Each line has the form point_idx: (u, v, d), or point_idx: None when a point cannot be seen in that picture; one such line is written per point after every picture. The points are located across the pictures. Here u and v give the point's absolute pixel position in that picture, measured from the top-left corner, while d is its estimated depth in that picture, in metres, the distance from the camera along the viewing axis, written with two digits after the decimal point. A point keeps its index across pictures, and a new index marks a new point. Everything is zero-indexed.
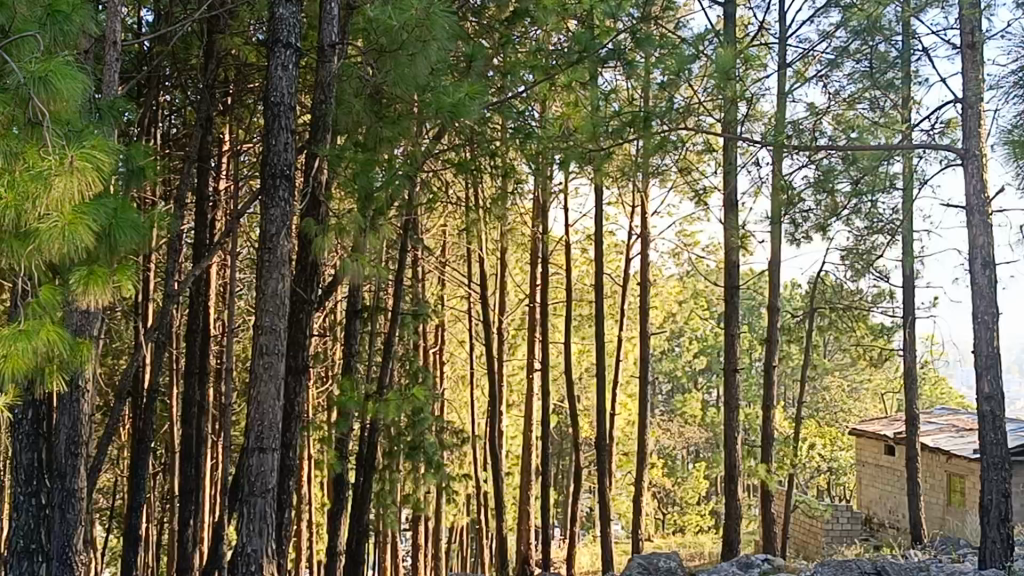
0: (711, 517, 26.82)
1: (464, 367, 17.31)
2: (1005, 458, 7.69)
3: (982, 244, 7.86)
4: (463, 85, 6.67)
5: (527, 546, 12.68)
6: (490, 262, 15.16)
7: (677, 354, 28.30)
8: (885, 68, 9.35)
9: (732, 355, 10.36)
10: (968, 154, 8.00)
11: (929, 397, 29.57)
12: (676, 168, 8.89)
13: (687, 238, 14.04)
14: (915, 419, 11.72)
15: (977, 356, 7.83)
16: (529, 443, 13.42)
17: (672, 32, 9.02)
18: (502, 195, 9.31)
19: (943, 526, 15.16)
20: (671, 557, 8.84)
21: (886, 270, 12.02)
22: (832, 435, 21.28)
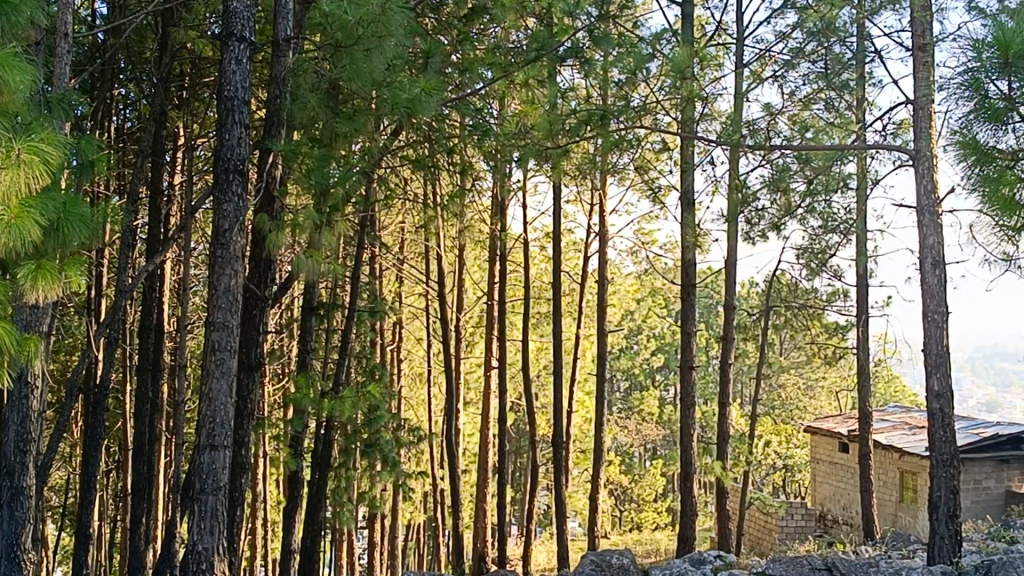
0: (668, 514, 27.01)
1: (421, 365, 17.30)
2: (954, 455, 7.11)
3: (930, 244, 7.28)
4: (418, 80, 6.19)
5: (482, 544, 12.72)
6: (446, 259, 15.47)
7: (635, 353, 28.49)
8: (840, 71, 9.26)
9: (690, 351, 9.88)
10: (918, 155, 7.42)
11: (882, 395, 30.06)
12: (639, 171, 8.86)
13: (644, 237, 14.30)
14: (866, 417, 11.80)
15: (926, 354, 7.25)
16: (485, 441, 13.40)
17: (632, 27, 8.55)
18: (472, 196, 9.11)
19: (895, 523, 15.43)
20: (625, 553, 7.15)
21: (840, 270, 12.22)
22: (787, 432, 21.65)
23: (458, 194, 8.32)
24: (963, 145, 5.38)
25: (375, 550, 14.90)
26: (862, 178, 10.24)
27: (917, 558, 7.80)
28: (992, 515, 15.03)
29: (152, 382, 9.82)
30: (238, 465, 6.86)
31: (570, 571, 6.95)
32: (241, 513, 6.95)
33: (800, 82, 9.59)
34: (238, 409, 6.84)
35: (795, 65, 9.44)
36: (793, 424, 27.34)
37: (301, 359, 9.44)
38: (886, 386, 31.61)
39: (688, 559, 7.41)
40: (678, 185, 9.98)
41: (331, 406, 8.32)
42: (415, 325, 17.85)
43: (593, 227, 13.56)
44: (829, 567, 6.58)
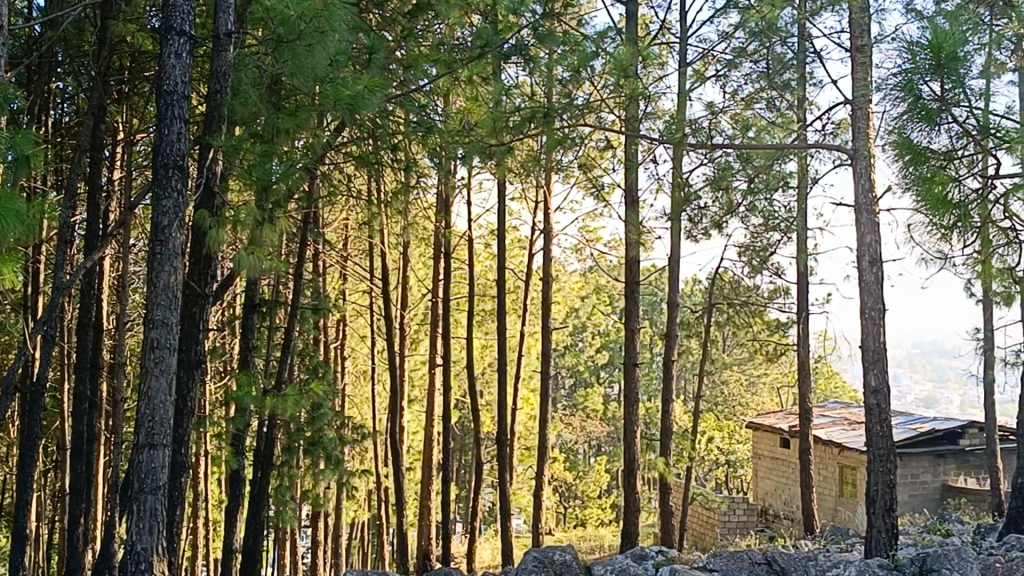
0: (612, 511, 27.11)
1: (365, 362, 17.22)
2: (890, 450, 7.23)
3: (867, 242, 7.40)
4: (361, 77, 6.15)
5: (426, 542, 12.67)
6: (391, 256, 15.39)
7: (580, 350, 28.61)
8: (781, 70, 9.43)
9: (634, 348, 9.91)
10: (857, 155, 7.51)
11: (822, 391, 30.49)
12: (583, 168, 8.89)
13: (589, 235, 14.36)
14: (806, 413, 11.94)
15: (864, 349, 7.35)
16: (429, 438, 13.36)
17: (575, 25, 8.57)
18: (416, 193, 9.07)
19: (835, 517, 15.63)
20: (567, 550, 7.14)
21: (781, 267, 12.36)
22: (729, 428, 21.85)
23: (402, 191, 8.29)
24: (898, 145, 5.13)
25: (318, 548, 14.80)
26: (803, 177, 10.37)
27: (855, 551, 7.90)
28: (929, 508, 15.28)
29: (90, 380, 9.65)
30: (177, 464, 6.76)
31: (512, 568, 6.93)
32: (180, 513, 6.84)
33: (743, 82, 9.69)
34: (178, 408, 6.74)
35: (737, 64, 9.52)
36: (736, 420, 27.59)
37: (243, 357, 9.34)
38: (826, 381, 32.05)
39: (630, 554, 7.43)
40: (622, 183, 10.03)
41: (272, 404, 8.22)
42: (360, 322, 17.77)
43: (537, 225, 13.58)
44: (769, 561, 6.63)
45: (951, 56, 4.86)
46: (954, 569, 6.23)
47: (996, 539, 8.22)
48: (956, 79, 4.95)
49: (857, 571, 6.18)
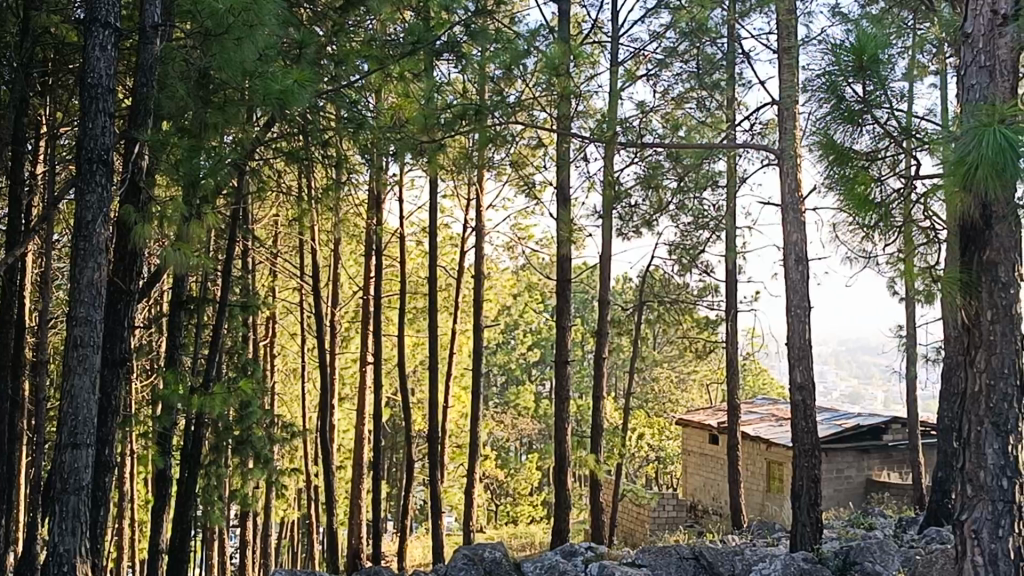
0: (543, 508, 27.16)
1: (294, 360, 17.07)
2: (815, 446, 7.36)
3: (794, 241, 7.51)
4: (291, 71, 6.07)
5: (357, 541, 12.59)
6: (322, 253, 15.29)
7: (512, 348, 28.63)
8: (712, 71, 9.63)
9: (565, 346, 9.95)
10: (784, 154, 7.60)
11: (750, 388, 30.85)
12: (515, 166, 8.91)
13: (521, 233, 14.39)
14: (735, 409, 12.10)
15: (790, 346, 7.47)
16: (360, 436, 13.29)
17: (507, 24, 8.59)
18: (347, 189, 9.00)
19: (762, 512, 15.86)
20: (497, 547, 7.13)
21: (710, 265, 12.49)
22: (659, 425, 22.04)
23: (333, 188, 8.23)
24: (822, 146, 5.18)
25: (247, 549, 14.62)
26: (731, 176, 10.50)
27: (781, 545, 8.01)
28: (853, 502, 15.56)
29: (11, 378, 9.42)
30: (101, 464, 6.63)
31: (442, 566, 6.89)
32: (104, 513, 6.70)
33: (673, 82, 9.78)
34: (102, 406, 6.61)
35: (667, 64, 9.60)
36: (666, 416, 27.81)
37: (171, 355, 9.18)
38: (754, 378, 32.48)
39: (560, 550, 7.45)
40: (553, 181, 10.07)
41: (201, 403, 8.10)
42: (290, 320, 17.60)
43: (469, 222, 13.56)
44: (697, 556, 6.71)
45: (872, 58, 4.96)
46: (876, 561, 6.36)
47: (917, 532, 8.39)
48: (878, 81, 5.02)
49: (783, 564, 6.27)
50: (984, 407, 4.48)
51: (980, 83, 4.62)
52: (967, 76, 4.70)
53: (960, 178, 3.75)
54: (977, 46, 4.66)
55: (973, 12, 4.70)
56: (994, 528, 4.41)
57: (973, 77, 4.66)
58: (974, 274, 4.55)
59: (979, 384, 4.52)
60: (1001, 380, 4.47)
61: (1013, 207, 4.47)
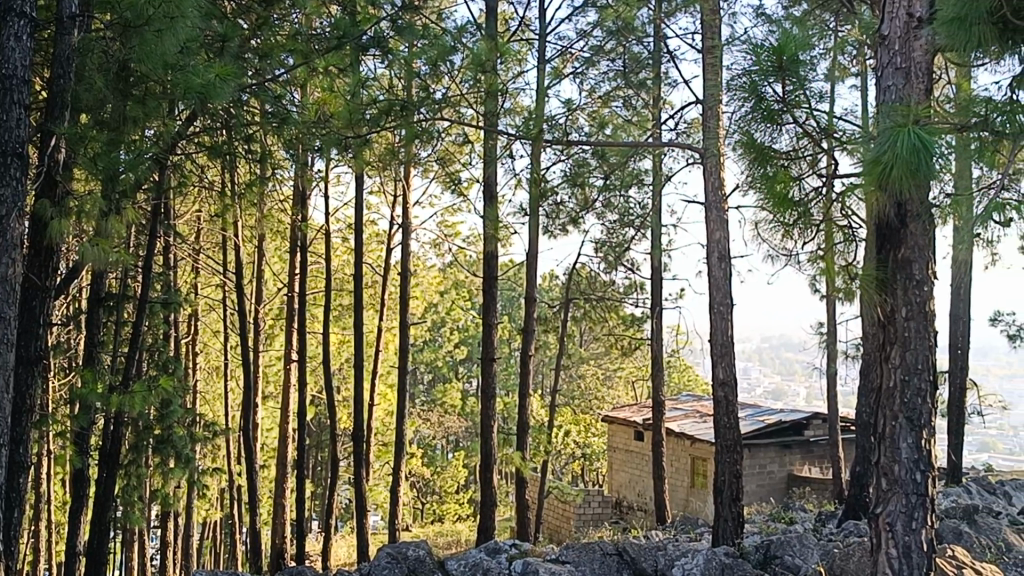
0: (470, 506, 27.11)
1: (218, 358, 16.83)
2: (737, 441, 7.46)
3: (716, 239, 7.59)
4: (213, 65, 5.96)
5: (280, 540, 12.44)
6: (245, 249, 15.10)
7: (439, 345, 28.54)
8: (637, 70, 9.68)
9: (492, 343, 9.93)
10: (707, 153, 7.68)
11: (675, 384, 31.15)
12: (441, 163, 8.89)
13: (448, 229, 14.36)
14: (659, 405, 12.20)
15: (713, 343, 7.56)
16: (284, 434, 13.15)
17: (433, 20, 8.55)
18: (271, 185, 8.87)
19: (687, 507, 16.00)
20: (420, 545, 7.07)
21: (635, 263, 12.58)
22: (585, 422, 22.15)
23: (257, 184, 8.11)
24: (744, 145, 5.21)
25: (168, 549, 14.37)
26: (657, 174, 10.59)
27: (703, 540, 8.09)
28: (775, 497, 15.79)
29: None
30: (14, 465, 6.44)
31: (364, 564, 6.82)
32: (17, 515, 6.51)
33: (599, 80, 9.83)
34: (15, 405, 6.42)
35: (595, 62, 9.64)
36: (592, 413, 27.96)
37: (89, 352, 8.97)
38: (679, 375, 32.82)
39: (484, 548, 7.42)
40: (480, 177, 10.05)
41: (120, 401, 7.89)
42: (213, 317, 17.35)
43: (396, 219, 13.48)
44: (620, 552, 6.75)
45: (792, 58, 5.01)
46: (796, 555, 6.44)
47: (835, 526, 8.53)
48: (798, 81, 5.08)
49: (705, 559, 6.33)
50: (898, 402, 4.57)
51: (895, 84, 4.71)
52: (883, 77, 4.78)
53: (875, 178, 3.80)
54: (893, 48, 4.74)
55: (889, 14, 4.78)
56: (907, 521, 4.50)
57: (889, 78, 4.75)
58: (889, 272, 4.65)
59: (894, 380, 4.61)
60: (915, 375, 4.56)
61: (926, 206, 4.58)
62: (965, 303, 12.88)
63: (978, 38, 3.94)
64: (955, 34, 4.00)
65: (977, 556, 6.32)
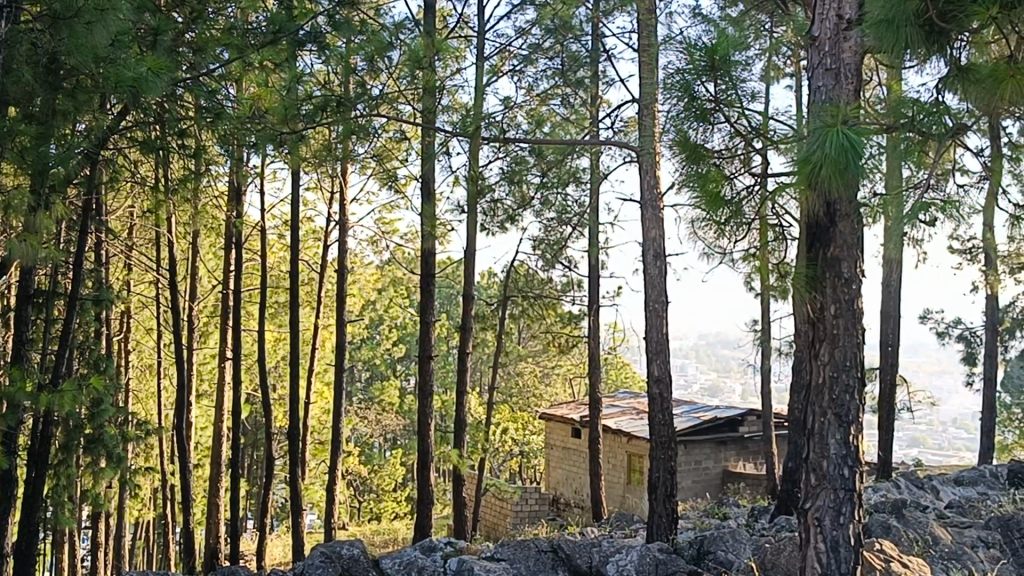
0: (407, 504, 27.01)
1: (150, 356, 16.58)
2: (671, 437, 7.53)
3: (652, 237, 7.66)
4: (145, 58, 5.87)
5: (214, 539, 12.29)
6: (180, 245, 14.88)
7: (377, 343, 28.38)
8: (576, 69, 9.69)
9: (429, 341, 9.88)
10: (644, 152, 7.73)
11: (613, 382, 31.35)
12: (379, 159, 8.84)
13: (385, 227, 14.30)
14: (596, 402, 12.27)
15: (648, 341, 7.62)
16: (219, 432, 13.01)
17: (371, 16, 8.47)
18: (206, 180, 8.75)
19: (623, 504, 16.12)
20: (355, 544, 6.99)
21: (573, 261, 12.64)
22: (523, 419, 22.18)
23: (192, 179, 7.98)
24: (677, 144, 5.23)
25: (99, 550, 14.12)
26: (594, 172, 10.64)
27: (638, 537, 8.14)
28: (710, 493, 15.95)
29: None
30: None
31: (297, 563, 6.76)
32: None
33: (537, 78, 9.85)
34: None
35: (533, 60, 9.64)
36: (530, 411, 28.04)
37: (16, 350, 8.77)
38: (616, 373, 33.05)
39: (419, 546, 7.39)
40: (418, 174, 10.02)
41: (48, 400, 7.71)
42: (146, 315, 17.11)
43: (333, 216, 13.39)
44: (555, 548, 6.76)
45: (724, 58, 5.05)
46: (728, 550, 6.51)
47: (768, 521, 8.63)
48: (730, 81, 5.13)
49: (639, 555, 6.38)
50: (827, 398, 4.64)
51: (826, 84, 4.76)
52: (814, 78, 4.84)
53: (804, 178, 3.84)
54: (823, 49, 4.80)
55: (819, 15, 4.84)
56: (836, 516, 4.57)
57: (819, 79, 4.81)
58: (818, 270, 4.70)
59: (823, 376, 4.68)
60: (844, 372, 4.63)
61: (855, 205, 4.64)
62: (896, 301, 13.10)
63: (906, 39, 4.01)
64: (883, 36, 4.05)
65: (905, 549, 6.44)
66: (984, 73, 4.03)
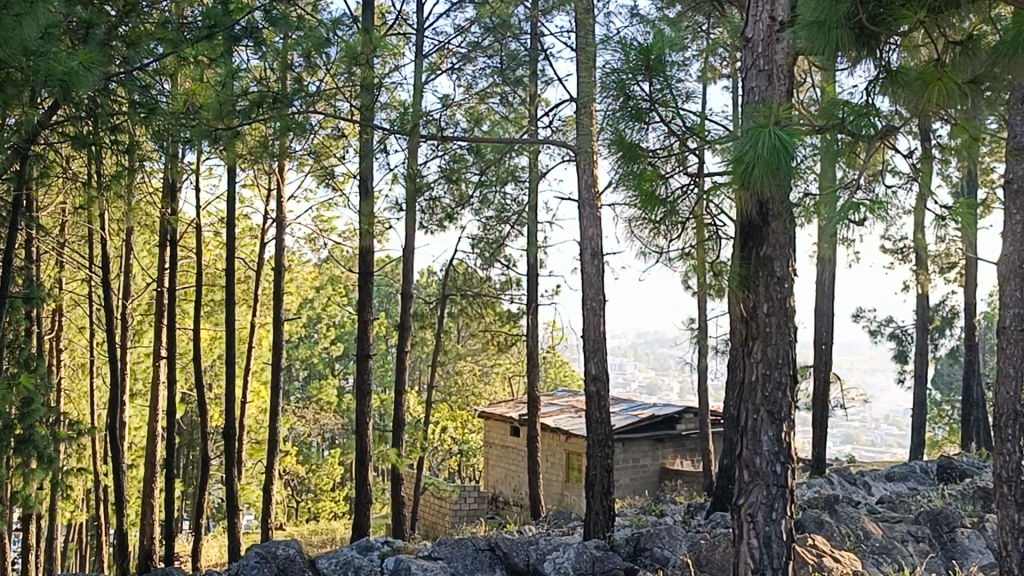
0: (345, 504, 26.86)
1: (83, 355, 16.31)
2: (608, 435, 7.57)
3: (590, 236, 7.70)
4: (76, 52, 5.76)
5: (149, 541, 12.12)
6: (113, 243, 14.65)
7: (314, 342, 28.17)
8: (515, 67, 9.70)
9: (368, 340, 9.84)
10: (581, 151, 7.77)
11: (551, 380, 31.46)
12: (317, 157, 8.79)
13: (323, 224, 14.21)
14: (534, 399, 12.31)
15: (586, 339, 7.65)
16: (154, 431, 12.83)
17: (308, 12, 8.42)
18: (139, 176, 8.61)
19: (561, 501, 16.18)
20: (291, 544, 6.91)
21: (512, 260, 12.65)
22: (462, 418, 22.15)
23: (126, 175, 7.86)
24: (613, 143, 5.25)
25: (29, 553, 13.85)
26: (533, 171, 10.67)
27: (575, 535, 8.17)
28: (647, 490, 16.06)
29: None
30: None
31: (233, 564, 6.67)
32: None
33: (476, 76, 9.84)
34: None
35: (471, 58, 9.64)
36: (468, 410, 28.04)
37: None
38: (555, 371, 33.17)
39: (356, 545, 7.34)
40: (357, 172, 9.98)
41: None
42: (79, 313, 16.82)
43: (270, 214, 13.29)
44: (492, 547, 6.76)
45: (659, 58, 5.11)
46: (665, 546, 6.56)
47: (703, 518, 8.72)
48: (664, 81, 5.16)
49: (576, 553, 6.41)
50: (760, 396, 4.69)
51: (759, 86, 4.81)
52: (747, 79, 4.89)
53: (737, 177, 3.88)
54: (756, 51, 4.86)
55: (752, 18, 4.89)
56: (768, 512, 4.62)
57: (752, 80, 4.86)
58: (751, 268, 4.74)
59: (755, 374, 4.73)
60: (776, 369, 4.69)
61: (788, 205, 4.66)
62: (829, 299, 13.30)
63: (836, 41, 4.07)
64: (814, 38, 4.10)
65: (836, 544, 6.54)
66: (912, 76, 4.10)
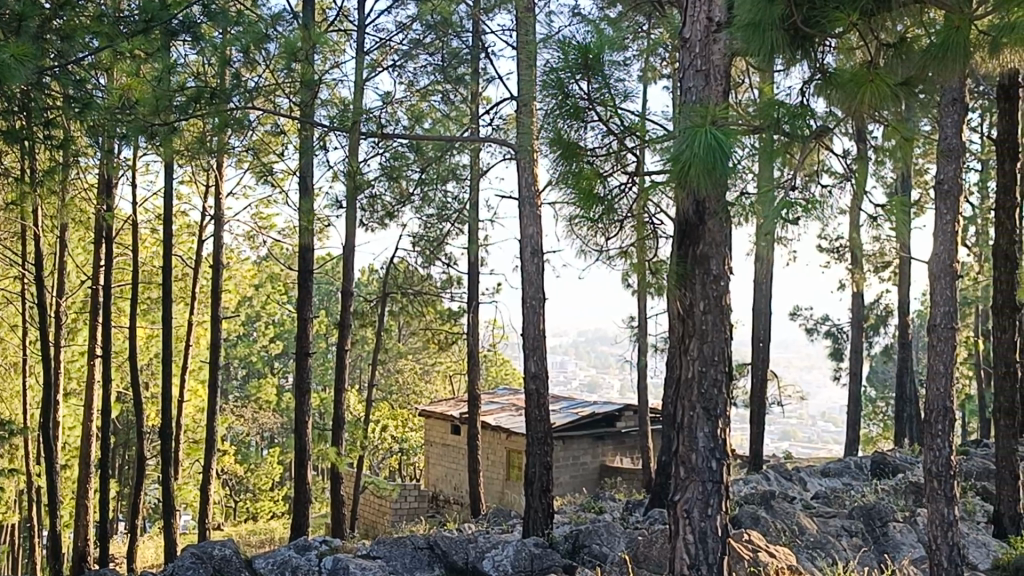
0: (283, 504, 26.62)
1: (15, 353, 15.98)
2: (547, 433, 7.60)
3: (529, 234, 7.72)
4: (8, 45, 5.64)
5: (83, 542, 11.91)
6: (47, 240, 14.37)
7: (253, 340, 27.89)
8: (456, 65, 9.68)
9: (307, 338, 9.77)
10: (522, 149, 7.77)
11: (492, 379, 31.45)
12: (257, 154, 8.71)
13: (262, 222, 14.07)
14: (475, 397, 12.30)
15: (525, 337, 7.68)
16: (88, 431, 12.61)
17: (248, 7, 8.34)
18: (74, 172, 8.46)
19: (502, 499, 16.20)
20: (227, 544, 6.83)
21: (453, 258, 12.64)
22: (402, 417, 22.08)
23: (60, 170, 7.71)
24: (551, 140, 5.26)
25: None
26: (474, 168, 10.66)
27: (513, 533, 8.19)
28: (587, 488, 16.13)
29: None
30: None
31: (168, 565, 6.56)
32: None
33: (418, 73, 9.81)
34: None
35: (413, 55, 9.60)
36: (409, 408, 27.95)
37: None
38: (496, 370, 33.16)
39: (294, 545, 7.27)
40: (296, 169, 9.89)
41: None
42: (12, 311, 16.48)
43: (208, 211, 13.13)
44: (431, 546, 6.74)
45: (596, 57, 5.14)
46: (603, 544, 6.60)
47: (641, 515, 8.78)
48: (602, 80, 5.20)
49: (514, 551, 6.43)
50: (696, 393, 4.74)
51: (696, 86, 4.85)
52: (685, 79, 4.92)
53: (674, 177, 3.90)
54: (694, 51, 4.89)
55: (690, 18, 4.92)
56: (703, 508, 4.66)
57: (689, 80, 4.89)
58: (688, 268, 4.80)
59: (691, 371, 4.77)
60: (711, 367, 4.74)
61: (723, 204, 4.72)
62: (766, 298, 13.45)
63: (771, 43, 4.08)
64: (750, 40, 4.08)
65: (771, 539, 6.64)
66: (844, 77, 4.15)
